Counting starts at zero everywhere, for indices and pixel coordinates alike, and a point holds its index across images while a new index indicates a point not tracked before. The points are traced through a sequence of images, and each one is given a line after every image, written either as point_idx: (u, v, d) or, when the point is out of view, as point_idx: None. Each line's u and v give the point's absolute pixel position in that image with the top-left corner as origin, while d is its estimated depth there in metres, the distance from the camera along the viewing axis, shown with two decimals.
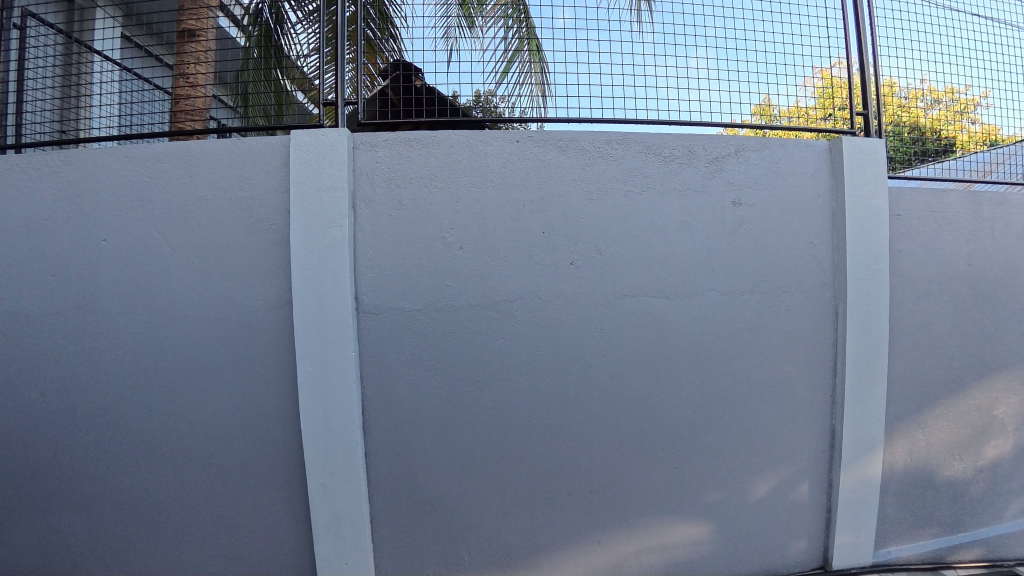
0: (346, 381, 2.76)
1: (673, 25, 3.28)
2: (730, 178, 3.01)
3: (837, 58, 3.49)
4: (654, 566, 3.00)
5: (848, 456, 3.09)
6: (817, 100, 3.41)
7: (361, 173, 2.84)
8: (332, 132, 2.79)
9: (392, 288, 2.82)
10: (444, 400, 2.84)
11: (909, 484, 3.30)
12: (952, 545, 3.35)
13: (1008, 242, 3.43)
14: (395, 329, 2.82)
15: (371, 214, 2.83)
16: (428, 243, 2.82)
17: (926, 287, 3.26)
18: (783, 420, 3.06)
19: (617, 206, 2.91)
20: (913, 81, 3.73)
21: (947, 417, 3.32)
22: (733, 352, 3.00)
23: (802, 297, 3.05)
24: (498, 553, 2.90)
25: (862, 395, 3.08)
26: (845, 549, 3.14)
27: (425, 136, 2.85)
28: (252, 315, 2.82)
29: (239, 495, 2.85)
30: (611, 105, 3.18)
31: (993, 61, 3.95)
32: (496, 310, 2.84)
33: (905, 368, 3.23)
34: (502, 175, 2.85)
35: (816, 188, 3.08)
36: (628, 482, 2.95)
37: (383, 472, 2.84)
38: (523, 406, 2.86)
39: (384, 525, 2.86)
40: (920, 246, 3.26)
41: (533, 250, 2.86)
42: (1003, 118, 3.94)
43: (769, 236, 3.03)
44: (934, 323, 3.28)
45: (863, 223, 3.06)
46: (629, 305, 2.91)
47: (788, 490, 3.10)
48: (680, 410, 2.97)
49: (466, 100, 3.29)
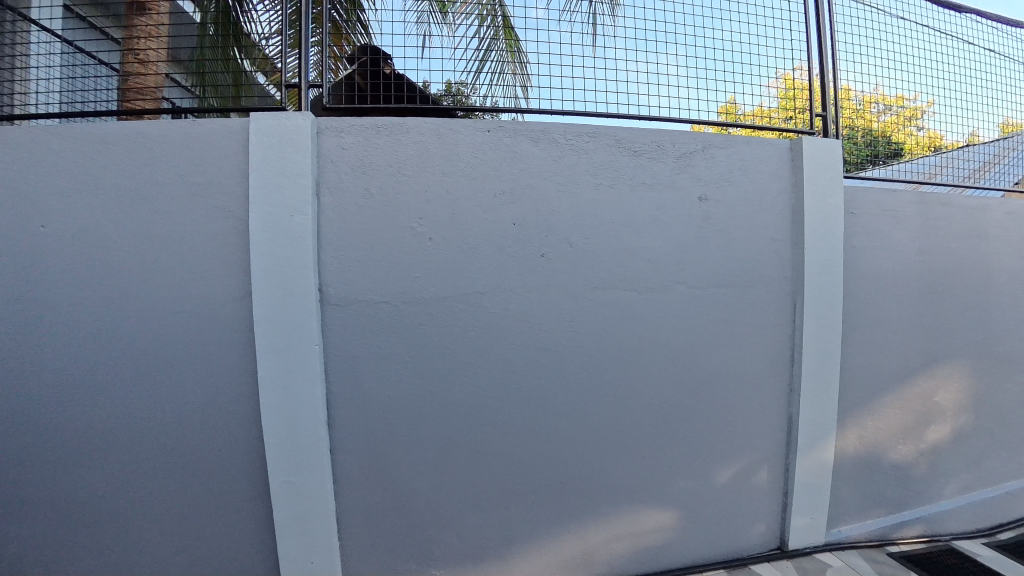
0: (312, 376, 2.65)
1: (645, 23, 3.32)
2: (698, 174, 3.07)
3: (799, 62, 3.63)
4: (624, 552, 3.07)
5: (805, 442, 3.24)
6: (779, 102, 3.56)
7: (325, 160, 2.72)
8: (295, 115, 2.64)
9: (358, 279, 2.72)
10: (414, 394, 2.77)
11: (860, 468, 3.50)
12: (896, 524, 3.60)
13: (950, 241, 3.66)
14: (362, 322, 2.73)
15: (337, 203, 2.72)
16: (397, 233, 2.74)
17: (877, 282, 3.45)
18: (746, 409, 3.17)
19: (588, 199, 2.91)
20: (867, 88, 3.95)
21: (895, 405, 3.54)
22: (701, 345, 3.08)
23: (764, 291, 3.16)
24: (471, 548, 2.88)
25: (818, 384, 3.22)
26: (801, 530, 3.31)
27: (393, 122, 2.75)
28: (209, 307, 2.66)
29: (197, 499, 2.70)
30: (585, 99, 3.18)
31: (940, 72, 4.23)
32: (467, 303, 2.79)
33: (858, 360, 3.42)
34: (473, 164, 2.79)
35: (779, 186, 3.19)
36: (599, 472, 2.99)
37: (352, 470, 2.76)
38: (495, 400, 2.84)
39: (353, 524, 2.78)
40: (873, 243, 3.43)
41: (505, 242, 2.82)
42: (947, 125, 4.20)
43: (734, 232, 3.12)
44: (884, 316, 3.47)
45: (821, 221, 3.19)
46: (601, 298, 2.93)
47: (750, 477, 3.23)
48: (651, 403, 3.02)
49: (436, 89, 3.17)
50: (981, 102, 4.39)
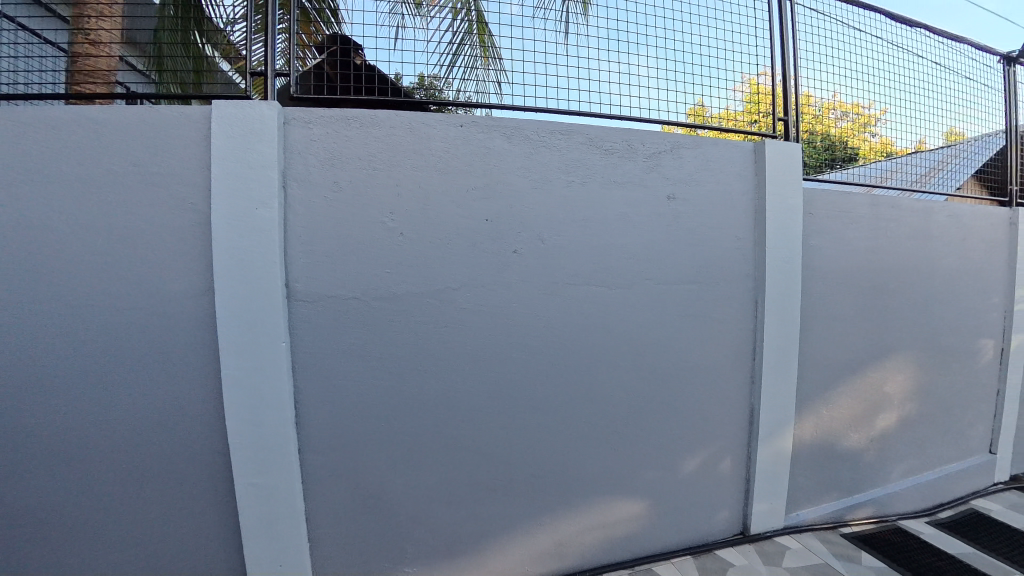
0: (279, 373, 2.57)
1: (617, 24, 3.38)
2: (667, 173, 3.15)
3: (763, 67, 3.78)
4: (595, 542, 3.14)
5: (765, 432, 3.39)
6: (744, 106, 3.69)
7: (292, 151, 2.64)
8: (260, 104, 2.53)
9: (327, 274, 2.66)
10: (385, 391, 2.74)
11: (816, 455, 3.70)
12: (848, 506, 3.84)
13: (899, 240, 3.90)
14: (331, 318, 2.67)
15: (304, 196, 2.64)
16: (368, 227, 2.69)
17: (832, 279, 3.64)
18: (711, 401, 3.29)
19: (560, 196, 2.94)
20: (825, 95, 4.15)
21: (847, 395, 3.75)
22: (669, 339, 3.17)
23: (729, 288, 3.29)
24: (445, 543, 2.88)
25: (777, 376, 3.38)
26: (761, 515, 3.48)
27: (363, 114, 2.69)
28: (167, 303, 2.54)
29: (157, 503, 2.59)
30: (558, 97, 3.21)
31: (892, 81, 4.49)
32: (439, 299, 2.78)
33: (815, 354, 3.60)
34: (446, 159, 2.77)
35: (743, 186, 3.31)
36: (571, 465, 3.04)
37: (322, 469, 2.71)
38: (467, 395, 2.84)
39: (322, 524, 2.73)
40: (829, 242, 3.62)
41: (478, 238, 2.82)
42: (897, 132, 4.46)
43: (701, 230, 3.22)
44: (838, 312, 3.67)
45: (781, 221, 3.34)
46: (573, 294, 2.98)
47: (714, 466, 3.36)
48: (622, 397, 3.10)
49: (408, 82, 3.13)
50: (928, 111, 4.68)
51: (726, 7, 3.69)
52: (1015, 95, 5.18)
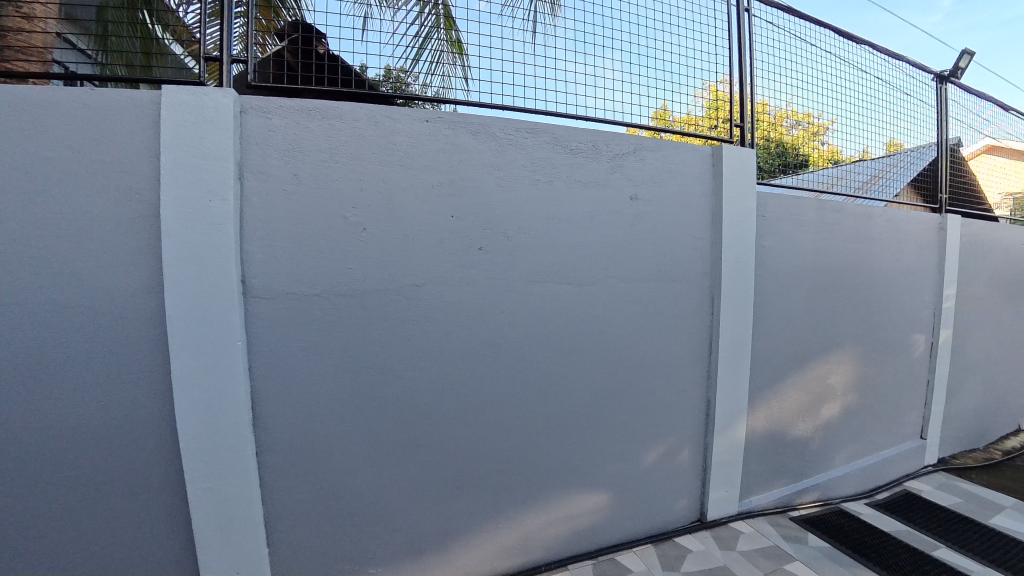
0: (233, 373, 2.47)
1: (584, 27, 3.45)
2: (630, 174, 3.24)
3: (723, 75, 3.94)
4: (560, 534, 3.21)
5: (721, 423, 3.56)
6: (705, 112, 3.84)
7: (249, 142, 2.53)
8: (214, 90, 2.40)
9: (286, 270, 2.57)
10: (347, 390, 2.68)
11: (767, 444, 3.92)
12: (796, 491, 4.09)
13: (842, 242, 4.17)
14: (290, 315, 2.58)
15: (261, 188, 2.54)
16: (329, 222, 2.62)
17: (782, 278, 3.85)
18: (670, 395, 3.42)
19: (526, 194, 2.97)
20: (779, 104, 4.38)
21: (796, 387, 3.99)
22: (631, 335, 3.27)
23: (687, 286, 3.43)
24: (410, 542, 2.86)
25: (732, 370, 3.55)
26: (717, 502, 3.65)
27: (325, 105, 2.61)
28: (108, 299, 2.38)
29: (99, 512, 2.43)
30: (526, 96, 3.24)
31: (839, 94, 4.79)
32: (404, 296, 2.75)
33: (766, 348, 3.81)
34: (411, 154, 2.74)
35: (701, 189, 3.45)
36: (536, 460, 3.09)
37: (281, 471, 2.62)
38: (432, 392, 2.83)
39: (282, 527, 2.65)
40: (780, 243, 3.83)
41: (443, 234, 2.81)
42: (843, 141, 4.77)
43: (662, 230, 3.33)
44: (788, 309, 3.89)
45: (737, 222, 3.50)
46: (538, 292, 3.02)
47: (674, 457, 3.50)
48: (586, 392, 3.17)
49: (374, 74, 3.07)
50: (871, 123, 5.03)
51: (688, 16, 3.83)
52: (946, 111, 5.63)
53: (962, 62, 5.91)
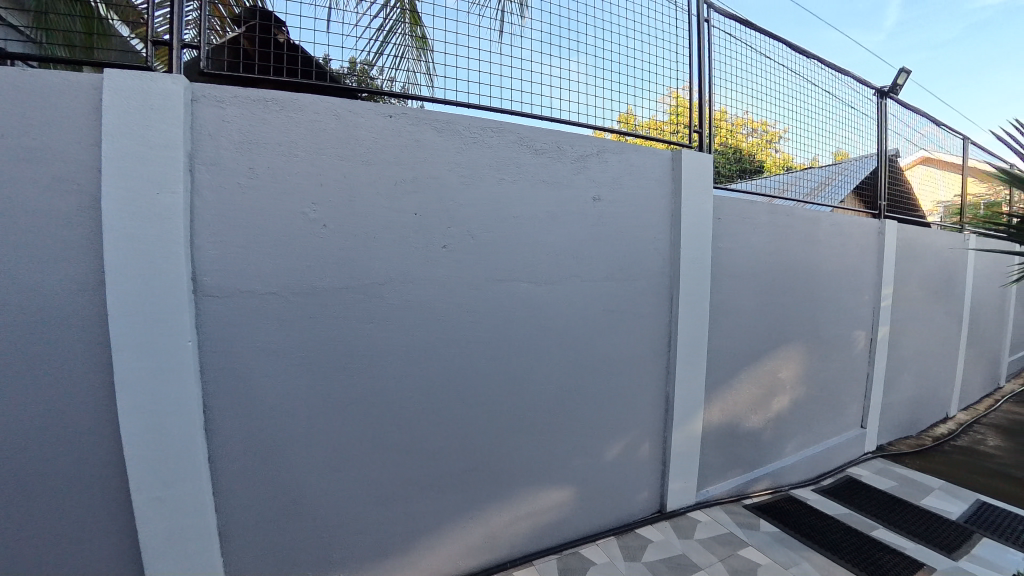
0: (182, 375, 2.34)
1: (551, 30, 3.51)
2: (593, 176, 3.31)
3: (685, 82, 4.10)
4: (525, 530, 3.25)
5: (680, 417, 3.71)
6: (668, 117, 3.98)
7: (200, 132, 2.40)
8: (163, 77, 2.26)
9: (240, 267, 2.47)
10: (305, 390, 2.61)
11: (723, 436, 4.11)
12: (749, 480, 4.31)
13: (791, 244, 4.42)
14: (245, 314, 2.48)
15: (213, 180, 2.41)
16: (287, 217, 2.53)
17: (736, 278, 4.04)
18: (631, 391, 3.53)
19: (491, 192, 2.98)
20: (737, 112, 4.60)
21: (748, 382, 4.20)
22: (594, 334, 3.35)
23: (647, 285, 3.55)
24: (373, 544, 2.82)
25: (689, 366, 3.71)
26: (676, 493, 3.80)
27: (284, 97, 2.52)
28: (38, 298, 2.19)
29: (28, 528, 2.25)
30: (493, 95, 3.26)
31: (791, 104, 5.07)
32: (365, 294, 2.70)
33: (721, 345, 4.00)
34: (373, 150, 2.69)
35: (661, 191, 3.58)
36: (501, 457, 3.11)
37: (235, 476, 2.51)
38: (394, 392, 2.79)
39: (237, 535, 2.54)
40: (734, 245, 4.02)
41: (406, 232, 2.78)
42: (795, 149, 5.06)
43: (624, 230, 3.43)
44: (741, 307, 4.09)
45: (694, 224, 3.65)
46: (503, 290, 3.04)
47: (635, 451, 3.62)
48: (550, 389, 3.23)
49: (338, 65, 2.98)
50: (821, 132, 5.35)
51: (652, 24, 3.96)
52: (885, 124, 6.07)
53: (899, 79, 6.38)
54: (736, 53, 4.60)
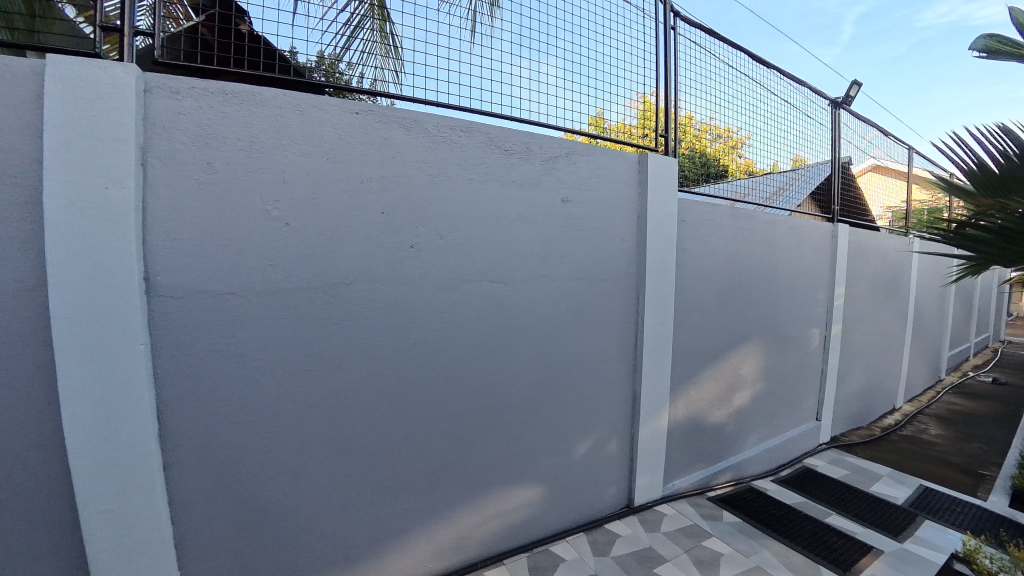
0: (133, 380, 2.22)
1: (523, 33, 3.56)
2: (562, 177, 3.36)
3: (653, 88, 4.22)
4: (495, 529, 3.27)
5: (646, 414, 3.81)
6: (638, 121, 4.09)
7: (154, 124, 2.28)
8: (113, 64, 2.14)
9: (197, 266, 2.36)
10: (267, 393, 2.53)
11: (687, 431, 4.25)
12: (713, 473, 4.48)
13: (751, 246, 4.62)
14: (202, 315, 2.38)
15: (168, 175, 2.30)
16: (247, 215, 2.45)
17: (700, 278, 4.20)
18: (599, 388, 3.61)
19: (460, 192, 2.98)
20: (702, 118, 4.77)
21: (711, 378, 4.37)
22: (563, 333, 3.41)
23: (615, 285, 3.63)
24: (339, 549, 2.77)
25: (655, 364, 3.82)
26: (643, 488, 3.91)
27: (245, 90, 2.43)
28: None
29: None
30: (464, 95, 3.28)
31: (753, 112, 5.31)
32: (329, 294, 2.65)
33: (686, 343, 4.14)
34: (339, 147, 2.64)
35: (628, 193, 3.67)
36: (471, 457, 3.12)
37: (191, 485, 2.41)
38: (360, 393, 2.76)
39: (194, 546, 2.44)
40: (698, 246, 4.16)
41: (373, 231, 2.74)
42: (756, 155, 5.30)
43: (592, 231, 3.50)
44: (704, 307, 4.25)
45: (660, 226, 3.76)
46: (471, 290, 3.05)
47: (603, 448, 3.70)
48: (519, 389, 3.26)
49: (306, 60, 2.94)
50: (781, 139, 5.62)
51: (620, 30, 4.05)
52: (838, 133, 6.43)
53: (851, 91, 6.77)
54: (701, 62, 4.78)
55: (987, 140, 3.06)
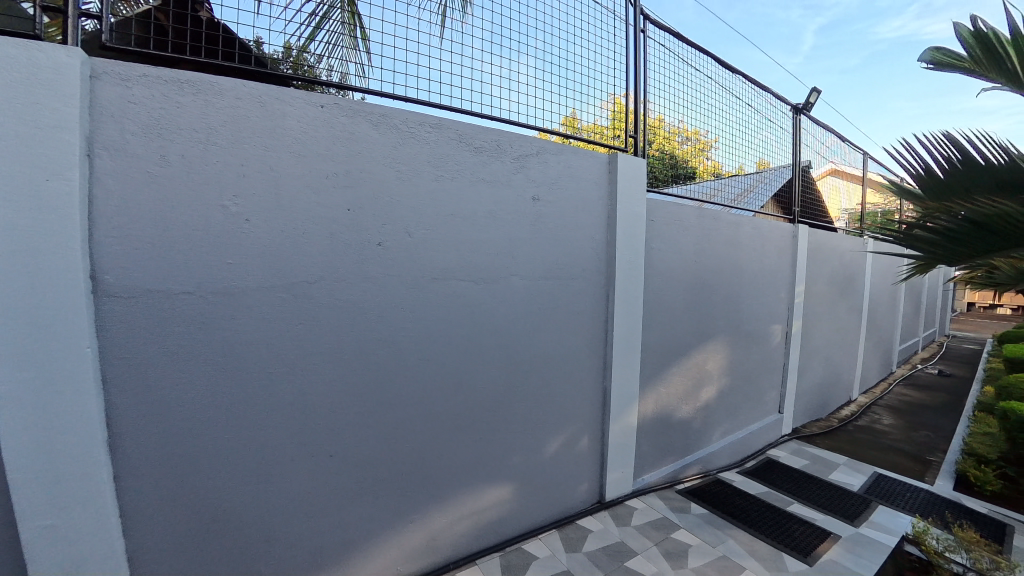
0: (77, 386, 2.07)
1: (496, 31, 3.56)
2: (532, 175, 3.38)
3: (625, 90, 4.30)
4: (467, 529, 3.26)
5: (616, 410, 3.88)
6: (610, 122, 4.16)
7: (100, 113, 2.14)
8: (55, 48, 1.99)
9: (148, 264, 2.23)
10: (226, 396, 2.43)
11: (656, 427, 4.35)
12: (682, 466, 4.61)
13: (717, 246, 4.77)
14: (154, 316, 2.25)
15: (117, 167, 2.16)
16: (204, 211, 2.34)
17: (667, 277, 4.30)
18: (570, 386, 3.65)
19: (428, 189, 2.95)
20: (672, 120, 4.89)
21: (678, 374, 4.48)
22: (533, 331, 3.43)
23: (585, 283, 3.68)
24: (304, 556, 2.70)
25: (625, 361, 3.90)
26: (613, 483, 3.98)
27: (201, 79, 2.32)
28: None
29: None
30: (435, 90, 3.24)
31: (720, 116, 5.49)
32: (292, 293, 2.57)
33: (654, 340, 4.23)
34: (302, 141, 2.56)
35: (598, 192, 3.72)
36: (441, 458, 3.10)
37: (146, 495, 2.29)
38: (326, 394, 2.69)
39: (146, 560, 2.32)
40: (666, 245, 4.27)
41: (338, 228, 2.67)
42: (723, 157, 5.49)
43: (562, 230, 3.53)
44: (672, 304, 4.36)
45: (629, 226, 3.84)
46: (441, 288, 3.02)
47: (574, 445, 3.74)
48: (490, 387, 3.26)
49: (273, 51, 2.79)
50: (746, 143, 5.83)
51: (592, 30, 4.10)
52: (799, 138, 6.72)
53: (811, 98, 7.09)
54: (671, 65, 4.90)
55: (933, 147, 3.28)
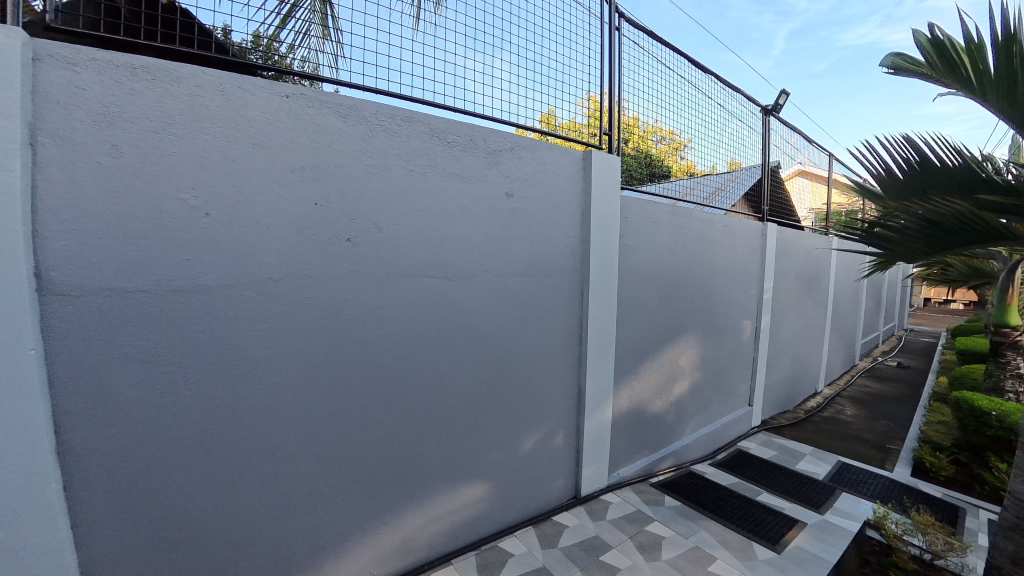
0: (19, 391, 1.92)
1: (472, 25, 3.51)
2: (507, 171, 3.36)
3: (602, 88, 4.33)
4: (442, 528, 3.23)
5: (591, 406, 3.92)
6: (587, 120, 4.18)
7: (44, 98, 1.98)
8: None
9: (100, 260, 2.11)
10: (186, 399, 2.32)
11: (630, 421, 4.42)
12: (655, 460, 4.71)
13: (689, 243, 4.87)
14: (106, 315, 2.13)
15: (63, 157, 2.02)
16: (161, 204, 2.22)
17: (641, 274, 4.36)
18: (545, 382, 3.67)
19: (400, 183, 2.89)
20: (647, 119, 4.96)
21: (651, 369, 4.56)
22: (509, 328, 3.42)
23: (560, 280, 3.70)
24: (272, 562, 2.62)
25: (599, 357, 3.94)
26: (588, 478, 4.03)
27: (156, 65, 2.19)
28: None
29: None
30: (409, 83, 3.18)
31: (694, 116, 5.60)
32: (256, 291, 2.48)
33: (628, 336, 4.29)
34: (267, 132, 2.46)
35: (573, 189, 3.74)
36: (415, 457, 3.06)
37: (99, 505, 2.17)
38: (293, 394, 2.61)
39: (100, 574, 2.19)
40: (639, 242, 4.32)
41: (305, 224, 2.59)
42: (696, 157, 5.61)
43: (537, 227, 3.53)
44: (645, 301, 4.43)
45: (603, 223, 3.87)
46: (413, 285, 2.97)
47: (549, 441, 3.76)
48: (465, 384, 3.24)
49: (241, 39, 2.68)
50: (718, 143, 5.98)
51: (569, 28, 4.11)
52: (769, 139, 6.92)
53: (780, 100, 7.30)
54: (646, 65, 4.96)
55: (893, 149, 3.37)
